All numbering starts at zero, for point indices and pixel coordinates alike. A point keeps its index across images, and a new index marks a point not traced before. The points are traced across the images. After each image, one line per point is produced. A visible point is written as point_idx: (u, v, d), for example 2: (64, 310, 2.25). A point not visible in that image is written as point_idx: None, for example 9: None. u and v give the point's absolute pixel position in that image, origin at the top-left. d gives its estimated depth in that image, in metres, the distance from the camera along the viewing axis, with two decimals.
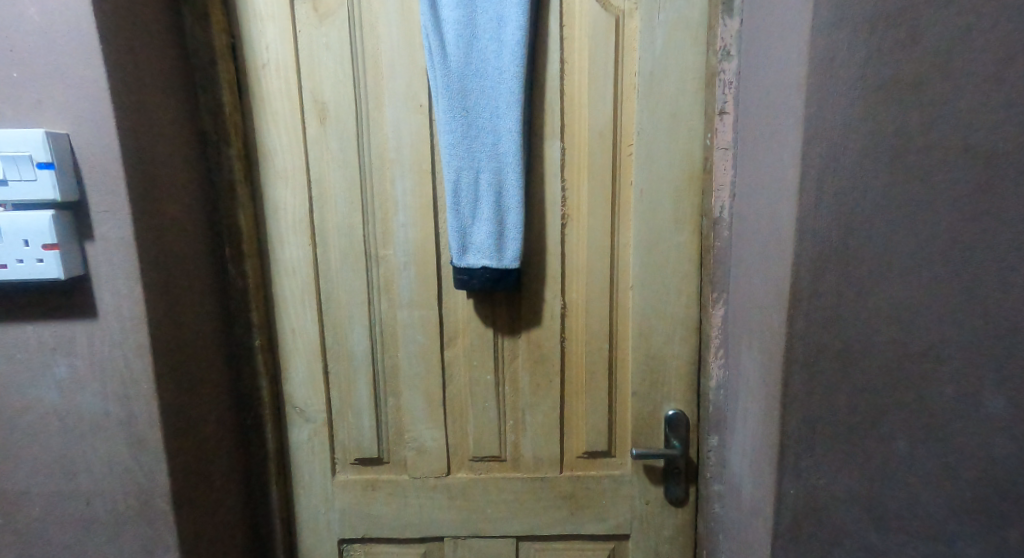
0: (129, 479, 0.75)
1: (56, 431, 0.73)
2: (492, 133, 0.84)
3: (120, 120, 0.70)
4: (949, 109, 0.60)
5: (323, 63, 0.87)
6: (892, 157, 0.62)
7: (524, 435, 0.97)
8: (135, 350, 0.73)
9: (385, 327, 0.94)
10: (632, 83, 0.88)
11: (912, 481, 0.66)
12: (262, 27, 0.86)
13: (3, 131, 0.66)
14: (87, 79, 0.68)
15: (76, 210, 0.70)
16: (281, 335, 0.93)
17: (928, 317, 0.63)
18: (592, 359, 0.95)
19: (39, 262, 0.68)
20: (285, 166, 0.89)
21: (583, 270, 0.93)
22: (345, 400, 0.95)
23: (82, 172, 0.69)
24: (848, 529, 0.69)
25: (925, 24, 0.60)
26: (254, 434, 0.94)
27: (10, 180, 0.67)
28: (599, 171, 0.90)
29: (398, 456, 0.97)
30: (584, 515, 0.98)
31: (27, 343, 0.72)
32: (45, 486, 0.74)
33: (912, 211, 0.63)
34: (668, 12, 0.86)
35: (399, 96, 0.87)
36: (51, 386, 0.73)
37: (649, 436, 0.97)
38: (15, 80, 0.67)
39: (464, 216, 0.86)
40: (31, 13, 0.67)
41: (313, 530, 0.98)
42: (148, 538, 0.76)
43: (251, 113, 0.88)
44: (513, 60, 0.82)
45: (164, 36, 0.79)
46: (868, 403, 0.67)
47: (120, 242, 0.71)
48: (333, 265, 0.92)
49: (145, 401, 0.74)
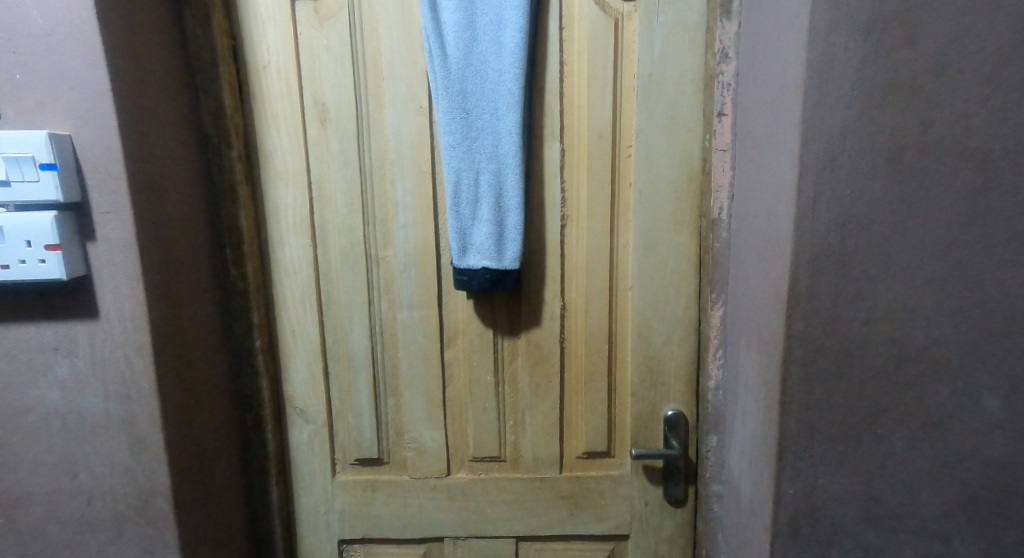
0: (130, 479, 0.75)
1: (57, 431, 0.74)
2: (492, 134, 0.84)
3: (122, 121, 0.70)
4: (945, 111, 0.61)
5: (323, 65, 0.87)
6: (889, 158, 0.63)
7: (523, 435, 0.97)
8: (136, 351, 0.73)
9: (385, 327, 0.94)
10: (631, 85, 0.89)
11: (910, 480, 0.67)
12: (263, 28, 0.86)
13: (6, 132, 0.67)
14: (90, 80, 0.68)
15: (78, 211, 0.70)
16: (281, 335, 0.93)
17: (926, 317, 0.64)
18: (592, 359, 0.95)
19: (41, 262, 0.68)
20: (286, 167, 0.89)
21: (582, 270, 0.93)
22: (346, 401, 0.96)
23: (84, 173, 0.70)
24: (846, 528, 0.70)
25: (921, 27, 0.61)
26: (255, 435, 0.94)
27: (13, 181, 0.67)
28: (598, 172, 0.90)
29: (398, 457, 0.98)
30: (584, 516, 0.98)
31: (29, 343, 0.72)
32: (46, 486, 0.74)
33: (910, 212, 0.63)
34: (667, 15, 0.87)
35: (400, 98, 0.88)
36: (53, 387, 0.73)
37: (648, 437, 0.97)
38: (18, 82, 0.67)
39: (464, 217, 0.86)
40: (33, 15, 0.67)
41: (312, 531, 0.99)
42: (149, 538, 0.77)
43: (252, 114, 0.88)
44: (513, 62, 0.82)
45: (166, 37, 0.79)
46: (867, 403, 0.67)
47: (123, 242, 0.71)
48: (334, 265, 0.92)
49: (147, 401, 0.74)
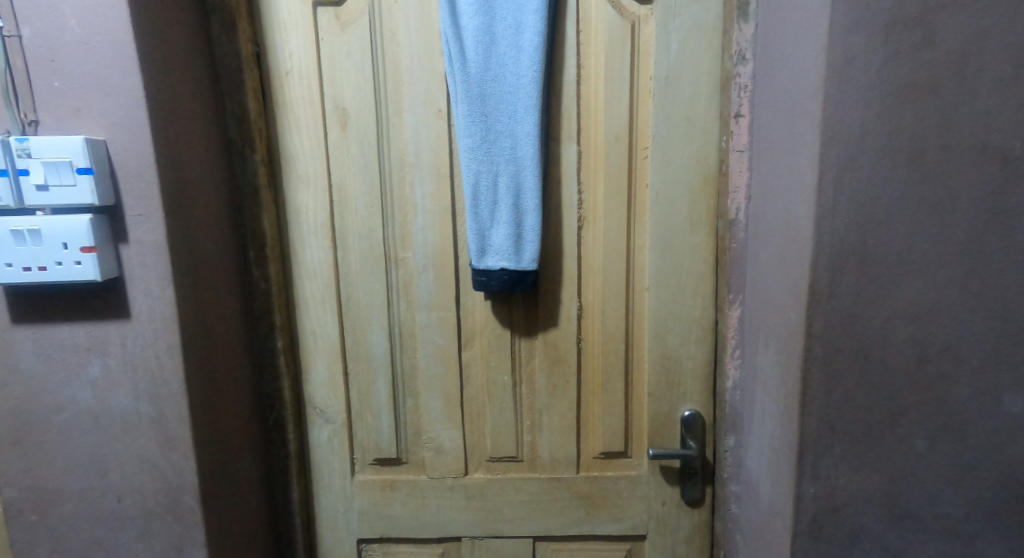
0: (159, 477, 0.77)
1: (89, 429, 0.76)
2: (510, 137, 0.85)
3: (154, 126, 0.72)
4: (964, 113, 0.62)
5: (345, 70, 0.89)
6: (909, 158, 0.63)
7: (541, 435, 0.98)
8: (166, 351, 0.75)
9: (404, 327, 0.95)
10: (648, 88, 0.90)
11: (933, 480, 0.67)
12: (286, 35, 0.88)
13: (44, 138, 0.69)
14: (124, 86, 0.70)
15: (111, 215, 0.72)
16: (302, 336, 0.95)
17: (948, 316, 0.65)
18: (608, 359, 0.96)
19: (77, 264, 0.70)
20: (307, 170, 0.91)
21: (598, 271, 0.94)
22: (365, 401, 0.97)
23: (118, 177, 0.72)
24: (868, 529, 0.70)
25: (940, 29, 0.61)
26: (277, 434, 0.95)
27: (51, 186, 0.69)
28: (614, 174, 0.91)
29: (416, 456, 0.99)
30: (600, 516, 0.99)
31: (63, 343, 0.74)
32: (77, 483, 0.76)
33: (929, 212, 0.64)
34: (684, 17, 0.88)
35: (419, 102, 0.89)
36: (85, 386, 0.75)
37: (665, 437, 0.98)
38: (56, 89, 0.70)
39: (483, 218, 0.87)
40: (72, 24, 0.69)
41: (332, 530, 1.00)
42: (176, 535, 0.78)
43: (276, 119, 0.90)
44: (531, 66, 0.83)
45: (193, 44, 0.81)
46: (888, 403, 0.67)
47: (154, 245, 0.73)
48: (354, 268, 0.94)
49: (176, 400, 0.76)
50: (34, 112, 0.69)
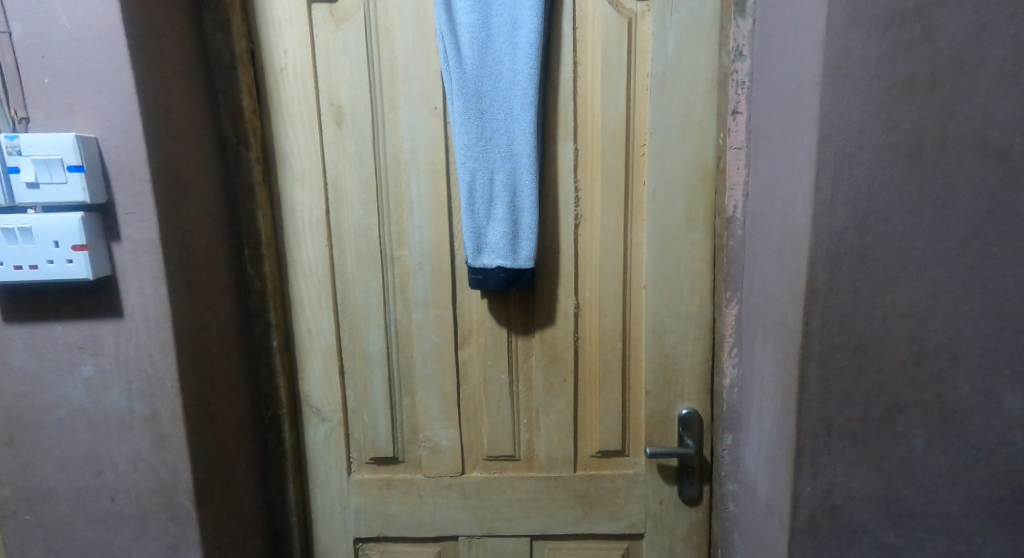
0: (153, 477, 0.76)
1: (82, 429, 0.75)
2: (506, 134, 0.85)
3: (146, 123, 0.71)
4: (961, 109, 0.62)
5: (340, 67, 0.88)
6: (907, 155, 0.63)
7: (538, 434, 0.97)
8: (159, 350, 0.74)
9: (400, 326, 0.95)
10: (645, 85, 0.89)
11: (930, 478, 0.67)
12: (280, 32, 0.87)
13: (35, 135, 0.68)
14: (115, 82, 0.69)
15: (103, 212, 0.72)
16: (297, 335, 0.94)
17: (946, 313, 0.64)
18: (605, 357, 0.95)
19: (69, 262, 0.70)
20: (302, 167, 0.90)
21: (595, 269, 0.93)
22: (361, 400, 0.96)
23: (109, 175, 0.71)
24: (865, 528, 0.69)
25: (938, 25, 0.61)
26: (272, 434, 0.95)
27: (42, 184, 0.69)
28: (611, 171, 0.91)
29: (413, 455, 0.98)
30: (598, 515, 0.99)
31: (55, 343, 0.73)
32: (71, 483, 0.76)
33: (927, 210, 0.63)
34: (681, 13, 0.87)
35: (414, 100, 0.89)
36: (78, 385, 0.74)
37: (663, 436, 0.97)
38: (47, 86, 0.69)
39: (479, 216, 0.87)
40: (63, 20, 0.68)
41: (329, 530, 0.99)
42: (171, 535, 0.78)
43: (271, 117, 0.89)
44: (527, 62, 0.83)
45: (186, 41, 0.80)
46: (885, 402, 0.67)
47: (147, 243, 0.72)
48: (349, 266, 0.93)
49: (170, 400, 0.75)
50: (24, 110, 0.69)
